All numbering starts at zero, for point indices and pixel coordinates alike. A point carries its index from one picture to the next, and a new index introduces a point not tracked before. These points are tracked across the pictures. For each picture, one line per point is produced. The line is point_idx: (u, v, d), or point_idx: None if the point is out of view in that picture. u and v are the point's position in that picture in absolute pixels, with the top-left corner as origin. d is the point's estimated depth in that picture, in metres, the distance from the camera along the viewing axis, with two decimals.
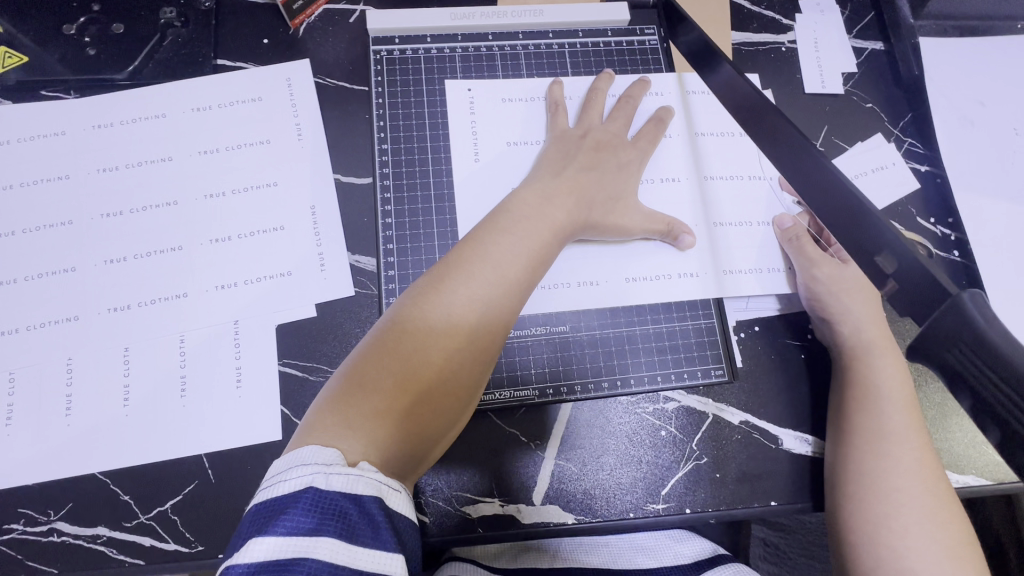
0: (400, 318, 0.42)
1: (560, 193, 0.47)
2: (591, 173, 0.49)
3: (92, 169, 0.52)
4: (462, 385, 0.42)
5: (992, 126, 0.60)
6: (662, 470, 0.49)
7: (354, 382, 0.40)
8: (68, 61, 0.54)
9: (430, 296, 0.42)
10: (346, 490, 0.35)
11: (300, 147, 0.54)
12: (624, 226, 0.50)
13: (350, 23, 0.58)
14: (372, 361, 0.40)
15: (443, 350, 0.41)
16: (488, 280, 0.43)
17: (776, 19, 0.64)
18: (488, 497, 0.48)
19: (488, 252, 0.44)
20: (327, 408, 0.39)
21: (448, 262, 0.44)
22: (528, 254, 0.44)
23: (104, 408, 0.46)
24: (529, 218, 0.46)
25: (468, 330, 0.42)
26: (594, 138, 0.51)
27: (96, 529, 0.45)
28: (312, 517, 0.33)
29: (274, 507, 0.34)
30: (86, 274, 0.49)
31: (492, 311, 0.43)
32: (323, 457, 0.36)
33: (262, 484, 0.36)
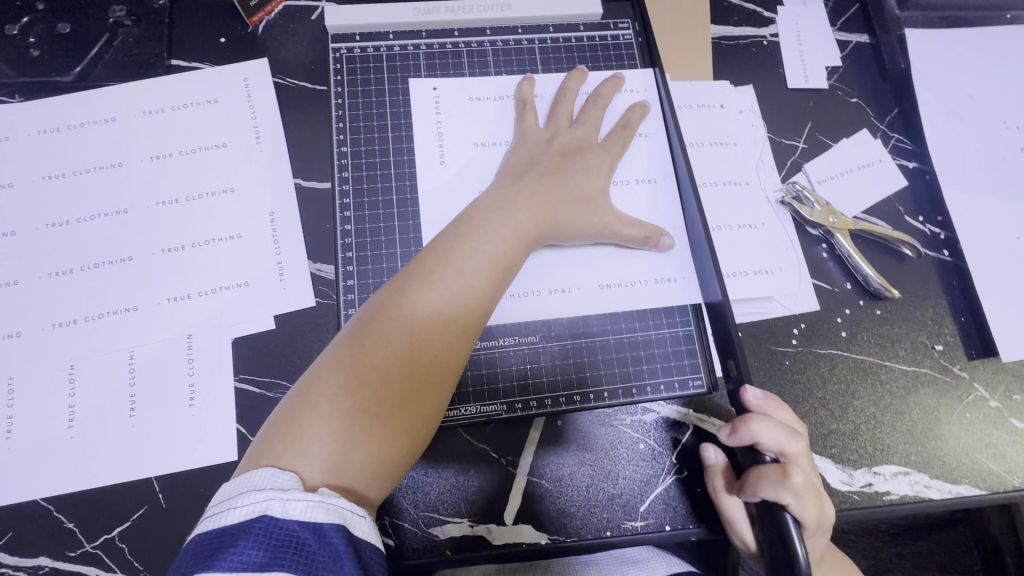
0: (360, 330, 0.40)
1: (525, 199, 0.45)
2: (558, 177, 0.47)
3: (37, 176, 0.49)
4: (427, 403, 0.39)
5: (982, 119, 0.58)
6: (641, 486, 0.47)
7: (311, 399, 0.37)
8: (11, 62, 0.51)
9: (393, 305, 0.40)
10: (303, 518, 0.32)
11: (258, 151, 0.51)
12: (594, 230, 0.47)
13: (311, 20, 0.55)
14: (330, 376, 0.38)
15: (405, 364, 0.39)
16: (452, 288, 0.41)
17: (756, 12, 0.61)
18: (457, 518, 0.45)
19: (451, 259, 0.42)
20: (282, 428, 0.37)
21: (410, 271, 0.42)
22: (495, 261, 0.42)
23: (48, 430, 0.44)
24: (493, 223, 0.43)
25: (433, 343, 0.39)
26: (561, 142, 0.49)
27: (38, 560, 0.42)
28: (264, 549, 0.30)
29: (221, 538, 0.31)
30: (30, 287, 0.47)
31: (456, 320, 0.40)
32: (278, 481, 0.34)
33: (207, 511, 0.33)
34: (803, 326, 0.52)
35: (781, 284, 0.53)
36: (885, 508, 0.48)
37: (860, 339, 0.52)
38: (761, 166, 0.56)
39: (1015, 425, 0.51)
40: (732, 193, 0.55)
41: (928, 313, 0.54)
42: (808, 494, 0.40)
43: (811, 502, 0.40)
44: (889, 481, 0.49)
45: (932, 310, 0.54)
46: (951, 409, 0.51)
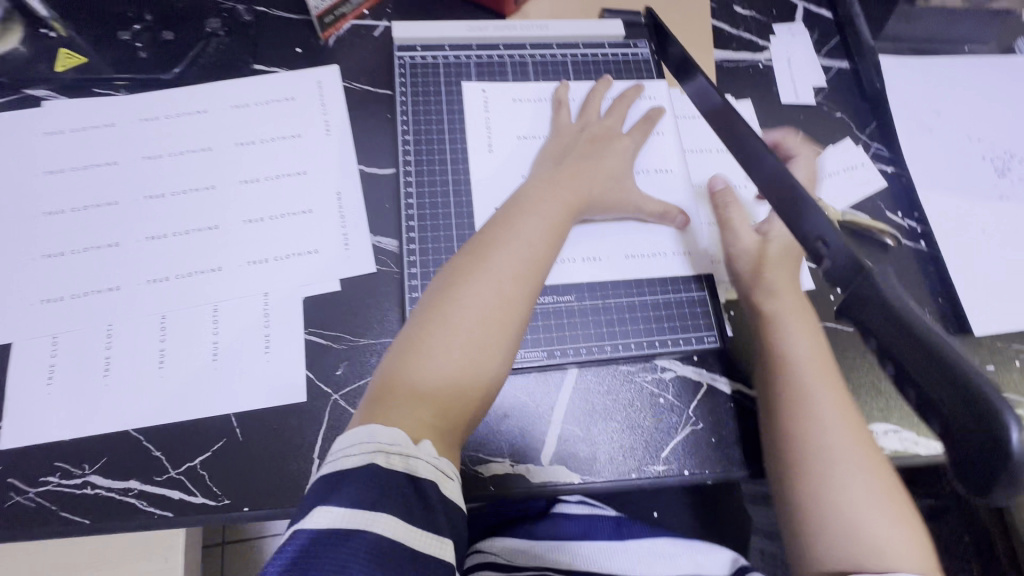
0: (443, 295, 0.46)
1: (564, 178, 0.53)
2: (591, 161, 0.55)
3: (138, 156, 0.57)
4: (503, 357, 0.45)
5: (949, 132, 0.67)
6: (663, 434, 0.52)
7: (409, 355, 0.43)
8: (122, 62, 0.60)
9: (466, 279, 0.46)
10: (404, 471, 0.38)
11: (328, 141, 0.59)
12: (620, 206, 0.55)
13: (374, 36, 0.65)
14: (416, 340, 0.44)
15: (483, 326, 0.45)
16: (522, 257, 0.47)
17: (753, 40, 0.72)
18: (500, 458, 0.51)
19: (517, 233, 0.49)
20: (388, 381, 0.43)
21: (479, 244, 0.48)
22: (550, 234, 0.50)
23: (141, 371, 0.50)
24: (547, 202, 0.51)
25: (505, 307, 0.45)
26: (591, 132, 0.57)
27: (128, 483, 0.47)
28: (372, 492, 0.36)
29: (336, 480, 0.37)
30: (129, 248, 0.53)
31: (529, 284, 0.47)
32: (383, 437, 0.38)
33: (326, 459, 0.39)
34: None
35: None
36: None
37: None
38: None
39: None
40: None
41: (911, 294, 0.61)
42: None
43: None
44: (884, 437, 0.54)
45: (913, 291, 0.61)
46: None
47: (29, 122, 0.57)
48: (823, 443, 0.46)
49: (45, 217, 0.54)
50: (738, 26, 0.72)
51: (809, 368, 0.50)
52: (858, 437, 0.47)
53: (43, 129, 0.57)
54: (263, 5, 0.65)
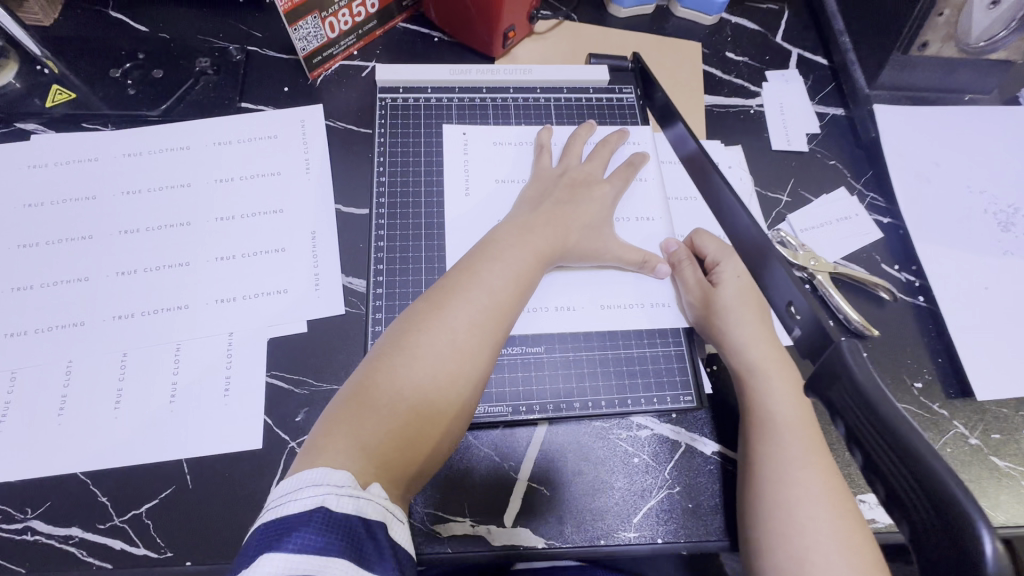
0: (400, 337, 0.44)
1: (537, 224, 0.52)
2: (566, 207, 0.54)
3: (117, 191, 0.57)
4: (456, 407, 0.43)
5: (947, 183, 0.64)
6: (635, 497, 0.49)
7: (356, 399, 0.41)
8: (111, 98, 0.61)
9: (422, 326, 0.45)
10: (356, 512, 0.35)
11: (307, 179, 0.59)
12: (597, 254, 0.53)
13: (361, 77, 0.66)
14: (366, 389, 0.42)
15: (437, 376, 0.43)
16: (484, 301, 0.46)
17: (744, 86, 0.71)
18: (460, 517, 0.48)
19: (483, 275, 0.47)
20: (333, 425, 0.40)
21: (444, 285, 0.47)
22: (517, 278, 0.48)
23: (95, 410, 0.48)
24: (517, 247, 0.50)
25: (462, 356, 0.44)
26: (570, 177, 0.56)
27: (70, 530, 0.45)
28: (323, 535, 0.33)
29: (284, 526, 0.33)
30: (98, 283, 0.53)
31: (489, 329, 0.46)
32: (334, 478, 0.36)
33: (266, 505, 0.35)
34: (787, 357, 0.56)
35: None
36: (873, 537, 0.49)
37: None
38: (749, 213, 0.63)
39: (996, 463, 0.53)
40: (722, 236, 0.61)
41: (908, 353, 0.58)
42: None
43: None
44: (875, 509, 0.50)
45: (910, 350, 0.58)
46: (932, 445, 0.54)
47: (15, 155, 0.58)
48: (802, 513, 0.43)
49: (19, 250, 0.54)
50: (729, 73, 0.72)
51: (791, 430, 0.47)
52: (840, 509, 0.43)
53: (27, 162, 0.57)
54: (254, 45, 0.66)
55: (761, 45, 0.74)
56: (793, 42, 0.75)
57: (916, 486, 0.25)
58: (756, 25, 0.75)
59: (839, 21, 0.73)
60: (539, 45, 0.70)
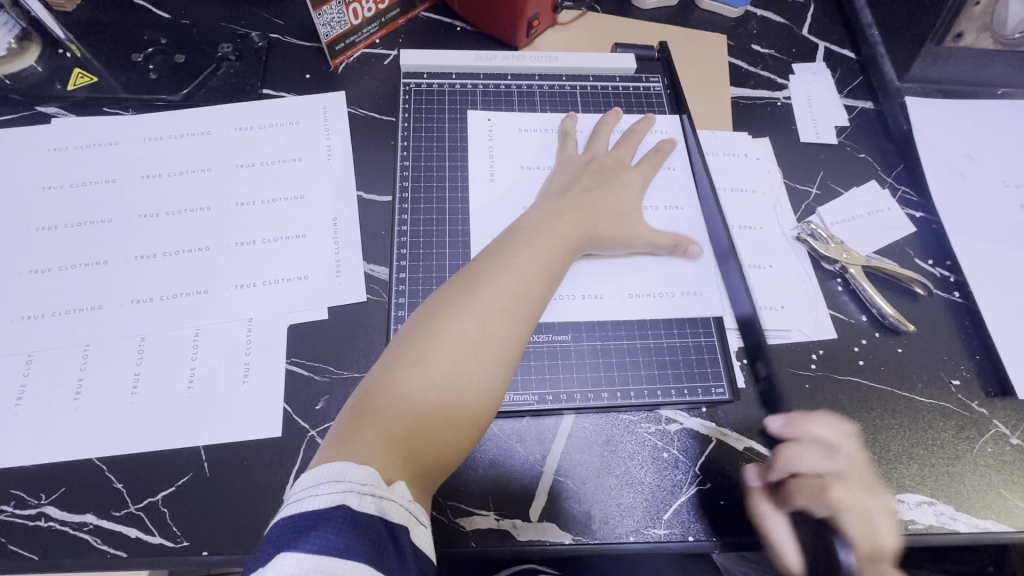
0: (427, 325, 0.43)
1: (564, 210, 0.51)
2: (592, 193, 0.53)
3: (137, 175, 0.56)
4: (485, 399, 0.42)
5: (982, 177, 0.63)
6: (665, 493, 0.48)
7: (381, 388, 0.40)
8: (132, 83, 0.60)
9: (452, 312, 0.43)
10: (378, 514, 0.34)
11: (329, 165, 0.58)
12: (627, 238, 0.53)
13: (384, 65, 0.65)
14: (394, 374, 0.41)
15: (467, 363, 0.41)
16: (512, 289, 0.45)
17: (771, 78, 0.70)
18: (484, 510, 0.46)
19: (512, 263, 0.46)
20: (357, 415, 0.39)
21: (471, 272, 0.46)
22: (546, 267, 0.47)
23: (113, 394, 0.47)
24: (545, 234, 0.49)
25: (492, 343, 0.43)
26: (598, 163, 0.55)
27: (84, 517, 0.44)
28: (344, 535, 0.32)
29: (303, 523, 0.33)
30: (118, 266, 0.52)
31: (518, 319, 0.44)
32: (356, 475, 0.35)
33: (287, 498, 0.35)
34: (819, 352, 0.54)
35: (799, 311, 0.56)
36: (911, 538, 0.47)
37: (877, 368, 0.54)
38: (779, 205, 0.61)
39: None
40: (752, 227, 0.59)
41: (943, 349, 0.56)
42: (852, 508, 0.45)
43: (858, 515, 0.44)
44: (915, 510, 0.48)
45: (947, 346, 0.56)
46: (971, 445, 0.52)
47: (36, 138, 0.57)
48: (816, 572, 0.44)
49: (38, 232, 0.53)
50: (756, 65, 0.70)
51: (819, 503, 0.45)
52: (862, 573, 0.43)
53: (47, 145, 0.57)
54: (276, 32, 0.66)
55: (787, 38, 0.73)
56: (820, 35, 0.74)
57: None
58: (781, 18, 0.74)
59: (867, 14, 0.72)
60: (562, 34, 0.69)
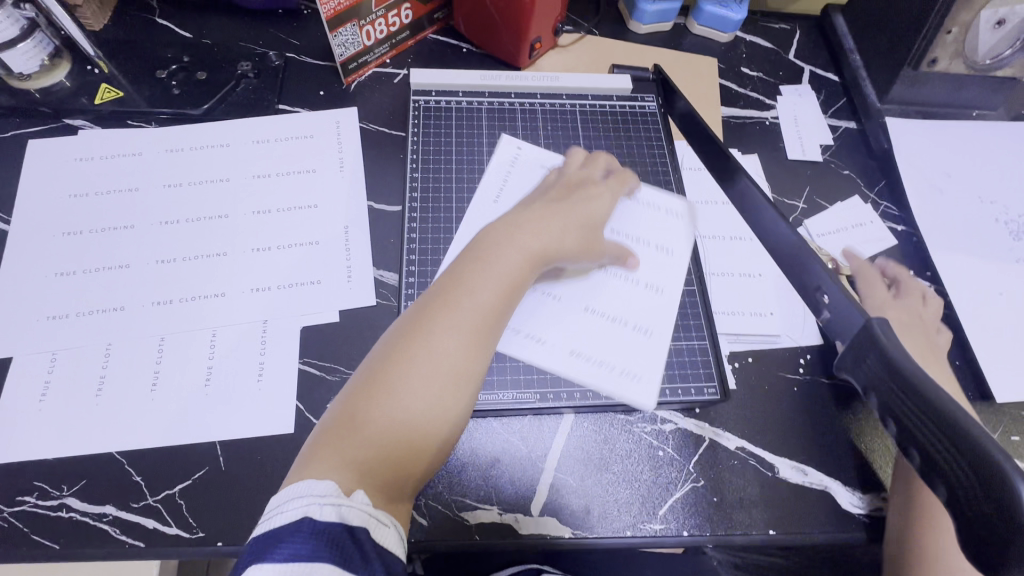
0: (392, 346, 0.44)
1: (528, 224, 0.51)
2: (553, 206, 0.54)
3: (160, 184, 0.59)
4: (450, 415, 0.42)
5: (959, 193, 0.66)
6: (660, 490, 0.50)
7: (348, 410, 0.41)
8: (156, 97, 0.64)
9: (417, 332, 0.44)
10: (340, 519, 0.35)
11: (341, 176, 0.62)
12: (589, 258, 0.55)
13: (394, 83, 0.69)
14: (361, 401, 0.41)
15: (430, 380, 0.42)
16: (475, 303, 0.45)
17: (760, 99, 0.74)
18: (488, 505, 0.48)
19: (476, 277, 0.46)
20: (326, 439, 0.40)
21: (437, 290, 0.47)
22: (511, 279, 0.47)
23: (133, 391, 0.49)
24: (510, 245, 0.49)
25: (456, 358, 0.43)
26: (567, 180, 0.58)
27: (104, 508, 0.46)
28: (309, 543, 0.33)
29: (270, 538, 0.34)
30: (139, 269, 0.55)
31: (481, 332, 0.45)
32: (317, 489, 0.37)
33: (263, 519, 0.37)
34: (807, 357, 0.57)
35: (788, 317, 0.58)
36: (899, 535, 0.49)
37: None
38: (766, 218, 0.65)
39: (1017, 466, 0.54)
40: (742, 237, 0.62)
41: None
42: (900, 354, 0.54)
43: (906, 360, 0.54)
44: None
45: None
46: None
47: (64, 149, 0.60)
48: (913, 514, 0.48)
49: (64, 237, 0.56)
50: (745, 86, 0.75)
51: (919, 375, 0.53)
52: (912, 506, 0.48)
53: (75, 155, 0.60)
54: (292, 52, 0.70)
55: (775, 62, 0.77)
56: (806, 59, 0.78)
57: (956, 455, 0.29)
58: (769, 43, 0.79)
59: (849, 40, 0.76)
60: (563, 56, 0.73)
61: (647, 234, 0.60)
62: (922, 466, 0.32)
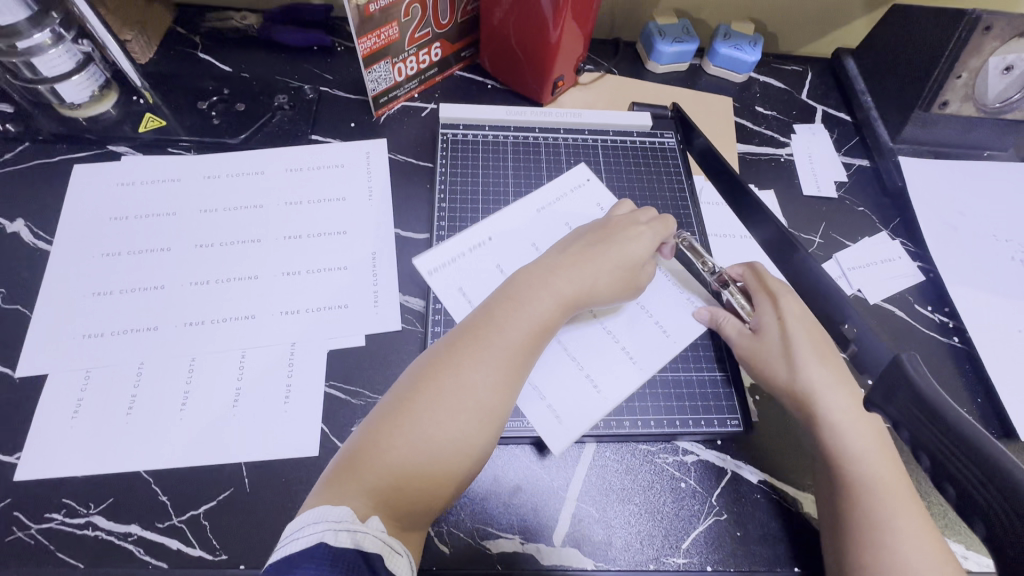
0: (421, 374, 0.45)
1: (563, 270, 0.52)
2: (591, 250, 0.54)
3: (196, 209, 0.61)
4: (470, 452, 0.43)
5: (974, 230, 0.67)
6: (683, 523, 0.49)
7: (373, 434, 0.42)
8: (196, 127, 0.67)
9: (449, 364, 0.45)
10: (353, 546, 0.36)
11: (370, 204, 0.64)
12: (624, 297, 0.55)
13: (422, 116, 0.72)
14: (390, 425, 0.42)
15: (455, 415, 0.43)
16: (506, 343, 0.47)
17: (775, 137, 0.76)
18: (509, 534, 0.48)
19: (511, 318, 0.48)
20: (348, 460, 0.41)
21: (471, 325, 0.48)
22: (542, 324, 0.49)
23: (163, 410, 0.50)
24: (544, 290, 0.50)
25: (482, 397, 0.44)
26: (605, 222, 0.58)
27: (130, 527, 0.46)
28: (325, 568, 0.34)
29: (286, 564, 0.35)
30: (174, 291, 0.56)
31: (509, 374, 0.46)
32: (332, 514, 0.37)
33: (278, 545, 0.37)
34: None
35: None
36: None
37: None
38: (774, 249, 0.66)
39: None
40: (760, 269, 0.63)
41: (947, 391, 0.58)
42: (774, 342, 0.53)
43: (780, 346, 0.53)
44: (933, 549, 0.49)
45: (950, 389, 0.59)
46: None
47: (108, 175, 0.63)
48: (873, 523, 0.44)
49: (103, 258, 0.58)
50: (760, 124, 0.77)
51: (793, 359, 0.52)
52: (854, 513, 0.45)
53: (117, 181, 0.62)
54: (326, 86, 0.73)
55: (789, 102, 0.80)
56: (818, 100, 0.81)
57: (996, 494, 0.31)
58: (783, 84, 0.82)
59: (860, 82, 0.79)
60: (584, 93, 0.76)
61: (664, 315, 0.59)
62: (958, 504, 0.33)
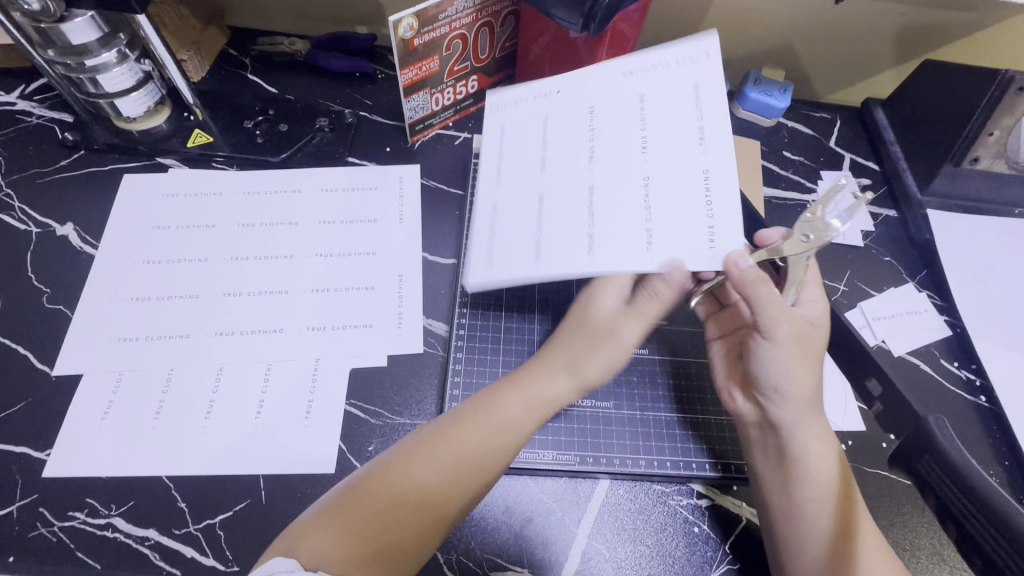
0: (390, 455, 0.44)
1: (548, 376, 0.48)
2: (578, 350, 0.50)
3: (234, 223, 0.64)
4: (415, 550, 0.41)
5: (1004, 288, 0.66)
6: (694, 569, 0.49)
7: (329, 507, 0.41)
8: (240, 144, 0.70)
9: (419, 451, 0.44)
10: None
11: (400, 227, 0.66)
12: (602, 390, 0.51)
13: (455, 144, 0.74)
14: (349, 499, 0.42)
15: (410, 507, 0.42)
16: (475, 447, 0.44)
17: (801, 182, 0.77)
18: (517, 567, 0.48)
19: (488, 421, 0.45)
20: (305, 521, 0.41)
21: (452, 415, 0.46)
22: (517, 433, 0.46)
23: (188, 418, 0.51)
24: (526, 401, 0.47)
25: (437, 497, 0.43)
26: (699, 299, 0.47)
27: (147, 531, 0.47)
28: None
29: None
30: (208, 300, 0.58)
31: (470, 476, 0.44)
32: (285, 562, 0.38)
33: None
34: (851, 442, 0.55)
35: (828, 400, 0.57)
36: None
37: None
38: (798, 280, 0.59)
39: None
40: None
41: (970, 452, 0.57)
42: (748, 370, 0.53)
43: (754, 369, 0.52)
44: None
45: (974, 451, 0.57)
46: None
47: (155, 185, 0.66)
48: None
49: (143, 264, 0.60)
50: (787, 169, 0.78)
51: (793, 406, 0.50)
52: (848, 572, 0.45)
53: (163, 192, 0.66)
54: (365, 111, 0.76)
55: (817, 148, 0.81)
56: (846, 147, 0.81)
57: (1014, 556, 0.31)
58: (811, 130, 0.83)
59: (889, 133, 0.79)
60: None
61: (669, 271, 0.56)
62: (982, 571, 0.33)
